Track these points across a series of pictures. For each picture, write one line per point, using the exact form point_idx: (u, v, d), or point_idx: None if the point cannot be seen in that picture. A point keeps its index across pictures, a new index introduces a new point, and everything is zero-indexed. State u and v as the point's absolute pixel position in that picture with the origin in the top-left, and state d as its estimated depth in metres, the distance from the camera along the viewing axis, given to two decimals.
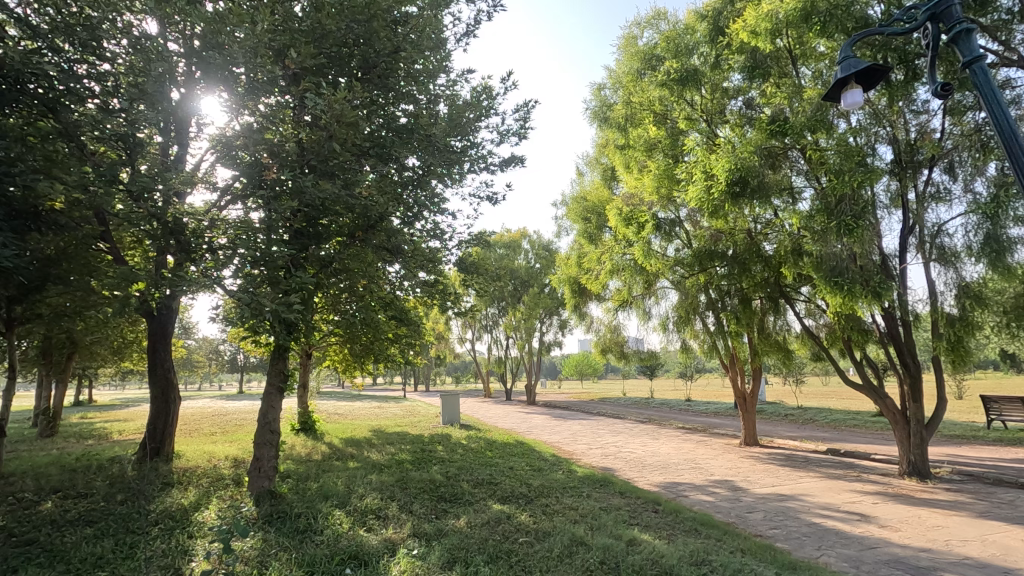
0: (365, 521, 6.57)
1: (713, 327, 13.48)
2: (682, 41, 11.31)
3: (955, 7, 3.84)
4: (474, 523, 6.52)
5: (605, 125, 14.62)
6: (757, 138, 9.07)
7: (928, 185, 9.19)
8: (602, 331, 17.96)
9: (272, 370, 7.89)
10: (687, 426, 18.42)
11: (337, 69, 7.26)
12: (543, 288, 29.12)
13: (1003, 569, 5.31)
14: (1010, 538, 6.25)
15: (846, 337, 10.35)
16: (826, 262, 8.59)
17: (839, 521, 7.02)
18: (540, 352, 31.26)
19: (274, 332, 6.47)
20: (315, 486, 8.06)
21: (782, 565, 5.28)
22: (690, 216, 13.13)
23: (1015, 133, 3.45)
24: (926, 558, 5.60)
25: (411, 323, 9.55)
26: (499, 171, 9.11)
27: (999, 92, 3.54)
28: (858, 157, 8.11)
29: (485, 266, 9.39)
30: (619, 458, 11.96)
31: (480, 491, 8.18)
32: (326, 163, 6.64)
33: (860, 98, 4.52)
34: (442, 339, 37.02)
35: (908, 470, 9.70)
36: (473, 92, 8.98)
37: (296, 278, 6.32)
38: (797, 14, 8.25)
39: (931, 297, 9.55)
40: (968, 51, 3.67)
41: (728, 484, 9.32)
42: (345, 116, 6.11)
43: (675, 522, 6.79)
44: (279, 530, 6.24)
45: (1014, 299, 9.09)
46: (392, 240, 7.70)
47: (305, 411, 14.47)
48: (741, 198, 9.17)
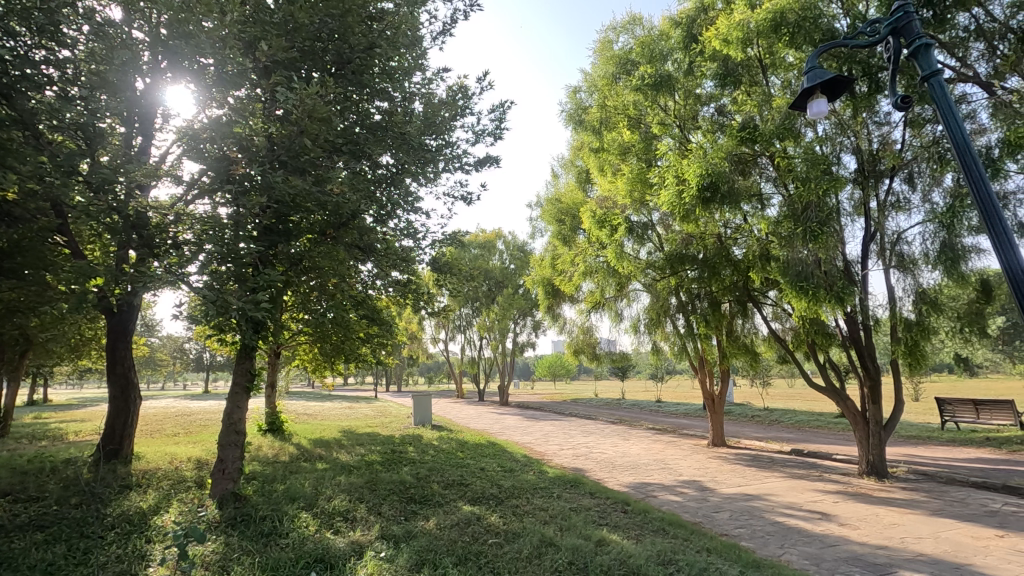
0: (332, 523, 6.46)
1: (683, 330, 13.57)
2: (656, 47, 11.39)
3: (915, 22, 3.98)
4: (444, 524, 6.47)
5: (580, 128, 14.72)
6: (727, 144, 9.26)
7: (889, 195, 9.51)
8: (575, 332, 18.07)
9: (238, 370, 7.67)
10: (657, 427, 18.78)
11: (310, 64, 7.05)
12: (517, 289, 29.19)
13: (955, 564, 5.52)
14: (961, 535, 6.50)
15: (810, 339, 10.69)
16: (792, 268, 8.81)
17: (801, 519, 7.20)
18: (513, 353, 31.28)
19: (239, 331, 6.31)
20: (282, 488, 7.89)
21: (746, 564, 5.37)
22: (662, 220, 13.31)
23: (970, 147, 3.58)
24: (883, 555, 5.78)
25: (382, 323, 9.44)
26: (474, 171, 9.05)
27: (955, 106, 3.67)
28: (824, 165, 8.34)
29: (458, 266, 9.33)
30: (590, 458, 12.06)
31: (450, 492, 8.13)
32: (297, 158, 6.50)
33: (825, 108, 4.60)
34: (414, 339, 36.72)
35: (867, 469, 10.02)
36: (449, 91, 8.92)
37: (264, 276, 6.21)
38: (768, 24, 8.44)
39: (890, 303, 9.88)
40: (927, 66, 3.80)
41: (697, 485, 9.48)
42: (317, 111, 6.01)
43: (643, 522, 6.86)
44: (242, 534, 6.08)
45: (967, 305, 9.53)
46: (365, 239, 7.62)
47: (273, 411, 14.19)
48: (712, 203, 9.28)
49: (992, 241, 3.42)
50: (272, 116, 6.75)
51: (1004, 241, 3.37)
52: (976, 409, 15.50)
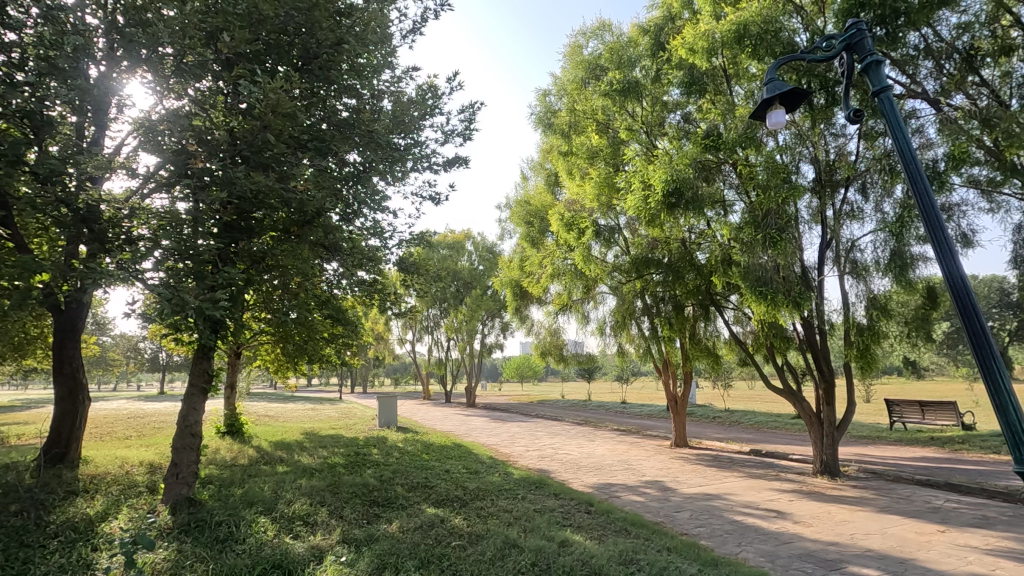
0: (292, 528, 6.33)
1: (648, 332, 13.85)
2: (625, 54, 11.65)
3: (867, 39, 4.13)
4: (407, 527, 6.41)
5: (549, 131, 14.82)
6: (692, 151, 9.48)
7: (844, 204, 9.86)
8: (542, 334, 18.16)
9: (195, 371, 7.43)
10: (622, 428, 19.11)
11: (275, 57, 6.90)
12: (486, 290, 29.16)
13: (900, 559, 5.76)
14: (905, 531, 6.80)
15: (769, 343, 11.04)
16: (752, 273, 9.06)
17: (757, 518, 7.41)
18: (481, 355, 31.19)
19: (197, 331, 6.12)
20: (239, 492, 7.67)
21: (705, 562, 5.49)
22: (629, 224, 13.43)
23: (915, 159, 3.74)
24: (833, 551, 5.99)
25: (347, 323, 9.29)
26: (443, 172, 8.98)
27: (904, 120, 3.84)
28: (783, 173, 8.64)
29: (426, 267, 9.26)
30: (555, 460, 12.11)
31: (414, 495, 8.06)
32: (260, 154, 6.32)
33: (783, 119, 4.74)
34: (381, 339, 36.29)
35: (820, 468, 10.38)
36: (418, 90, 8.86)
37: (224, 273, 6.04)
38: (731, 35, 8.67)
39: (844, 308, 10.26)
40: (877, 81, 3.96)
41: (659, 485, 9.66)
42: (281, 106, 5.84)
43: (607, 522, 6.95)
44: (197, 540, 5.89)
45: (915, 311, 10.00)
46: (330, 237, 7.40)
47: (232, 413, 13.78)
48: (676, 209, 9.50)
49: (935, 251, 3.58)
50: (234, 109, 6.55)
51: (946, 251, 3.52)
52: (922, 410, 16.25)
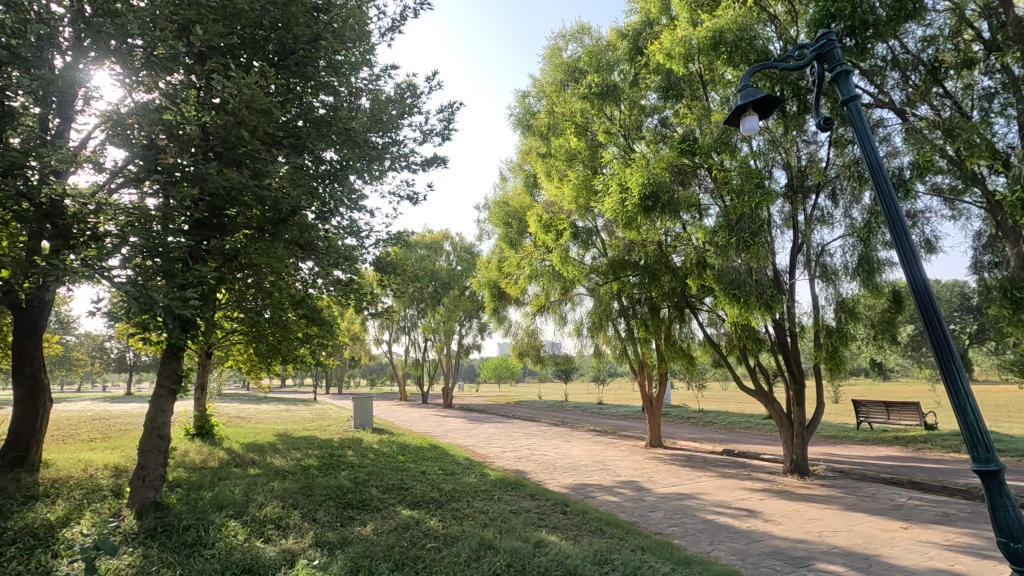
0: (263, 531, 6.21)
1: (624, 334, 13.99)
2: (603, 57, 11.63)
3: (837, 50, 4.26)
4: (381, 529, 6.35)
5: (528, 133, 14.86)
6: (669, 155, 9.60)
7: (815, 209, 10.09)
8: (520, 334, 18.18)
9: (163, 372, 7.18)
10: (598, 428, 19.23)
11: (250, 52, 6.69)
12: (464, 291, 29.10)
13: (865, 555, 5.92)
14: (871, 528, 6.99)
15: (742, 344, 11.25)
16: (726, 276, 9.22)
17: (729, 516, 7.53)
18: (459, 355, 31.09)
19: (166, 330, 5.96)
20: (209, 495, 7.50)
21: (677, 561, 5.56)
22: (606, 226, 13.49)
23: (881, 167, 3.86)
24: (802, 549, 6.13)
25: (322, 324, 9.15)
26: (421, 171, 8.93)
27: (871, 128, 3.95)
28: (757, 179, 8.81)
29: (403, 267, 9.19)
30: (531, 461, 12.12)
31: (390, 496, 7.98)
32: (233, 150, 6.19)
33: (756, 126, 4.83)
34: (357, 340, 35.92)
35: (790, 467, 10.60)
36: (397, 88, 8.79)
37: (195, 272, 5.90)
38: (707, 42, 8.80)
39: (814, 311, 10.52)
40: (846, 91, 4.07)
41: (634, 484, 9.76)
42: (256, 102, 5.73)
43: (582, 522, 7.00)
44: (163, 545, 5.74)
45: (881, 314, 10.29)
46: (305, 236, 7.26)
47: (201, 414, 13.46)
48: (652, 212, 9.59)
49: (901, 257, 3.69)
50: (207, 104, 6.41)
51: (910, 256, 3.63)
52: (887, 410, 16.75)
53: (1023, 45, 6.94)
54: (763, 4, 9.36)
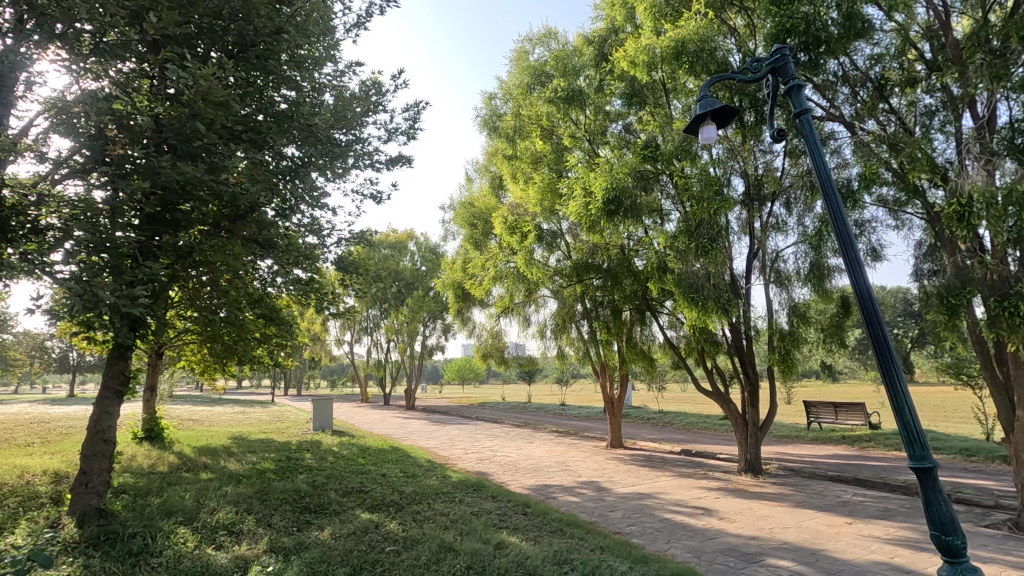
0: (214, 538, 6.00)
1: (587, 336, 14.18)
2: (570, 62, 11.91)
3: (790, 64, 4.44)
4: (339, 534, 6.23)
5: (494, 134, 14.87)
6: (632, 161, 9.78)
7: (770, 217, 10.45)
8: (484, 336, 18.16)
9: (108, 373, 6.87)
10: (561, 430, 19.35)
11: (208, 42, 6.61)
12: (428, 291, 28.89)
13: (813, 550, 6.17)
14: (818, 523, 7.29)
15: (699, 347, 11.56)
16: (685, 280, 9.44)
17: (686, 515, 7.72)
18: (422, 356, 30.81)
19: (113, 329, 5.71)
20: (157, 501, 7.21)
21: (635, 559, 5.66)
22: (571, 229, 13.60)
23: (829, 177, 4.03)
24: (754, 545, 6.33)
25: (281, 324, 8.91)
26: (385, 170, 8.80)
27: (821, 140, 4.13)
28: (716, 186, 9.08)
29: (365, 267, 9.05)
30: (494, 462, 12.12)
31: (348, 500, 7.84)
32: (188, 143, 5.98)
33: (714, 135, 4.94)
34: (318, 340, 35.12)
35: (744, 466, 10.93)
36: (362, 85, 8.66)
37: (145, 269, 5.66)
38: (670, 51, 9.01)
39: (769, 315, 10.90)
40: (798, 104, 4.24)
41: (594, 485, 9.90)
42: (213, 94, 5.57)
43: (543, 523, 7.03)
44: (106, 555, 5.48)
45: (830, 318, 10.71)
46: (264, 233, 7.05)
47: (150, 417, 12.90)
48: (615, 216, 9.74)
49: (846, 264, 3.86)
50: (161, 95, 6.20)
51: (855, 264, 3.80)
52: (835, 411, 17.48)
53: (960, 67, 7.36)
54: (723, 16, 9.65)
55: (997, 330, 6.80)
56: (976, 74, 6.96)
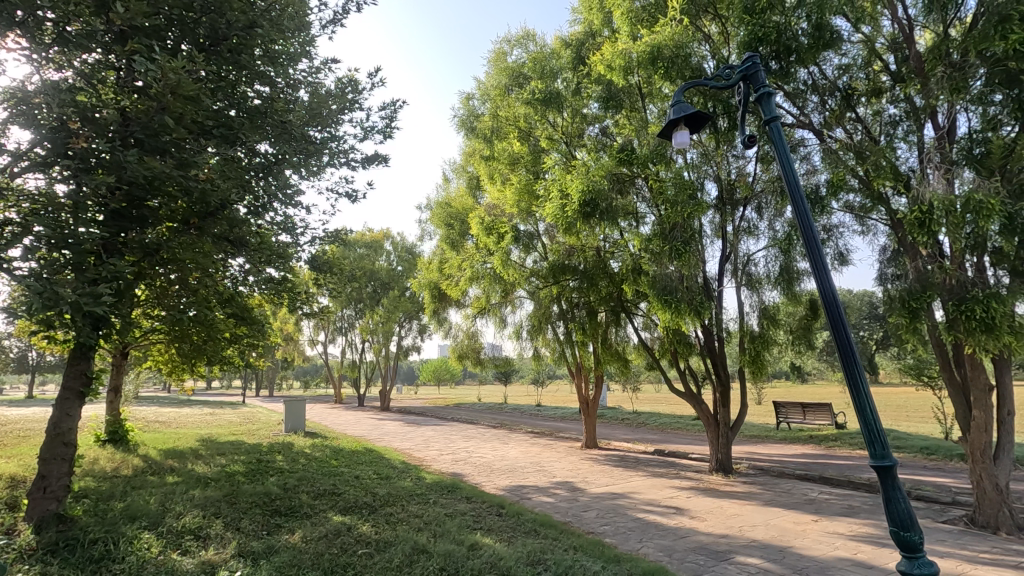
0: (180, 543, 5.86)
1: (563, 337, 14.25)
2: (548, 65, 11.97)
3: (761, 72, 4.55)
4: (310, 537, 6.14)
5: (472, 135, 14.85)
6: (609, 164, 9.85)
7: (742, 221, 10.66)
8: (460, 336, 18.08)
9: (70, 373, 6.63)
10: (536, 430, 19.41)
11: (178, 33, 6.43)
12: (404, 291, 28.66)
13: (780, 547, 6.30)
14: (785, 521, 7.47)
15: (673, 348, 11.71)
16: (659, 282, 9.57)
17: (658, 514, 7.82)
18: (397, 357, 30.56)
19: (74, 328, 5.52)
20: (121, 506, 7.00)
21: (608, 559, 5.71)
22: (548, 230, 13.64)
23: (797, 183, 4.13)
24: (723, 543, 6.45)
25: (252, 324, 8.73)
26: (361, 168, 8.70)
27: (790, 147, 4.23)
28: (689, 190, 9.22)
29: (340, 266, 8.94)
30: (469, 463, 12.09)
31: (320, 502, 7.72)
32: (156, 138, 5.82)
33: (687, 140, 5.01)
34: (290, 341, 34.57)
35: (715, 466, 11.11)
36: (338, 83, 8.56)
37: (110, 266, 5.50)
38: (646, 56, 9.12)
39: (740, 317, 11.13)
40: (768, 111, 4.34)
41: (568, 485, 9.95)
42: (183, 88, 5.44)
43: (516, 524, 7.04)
44: (65, 562, 5.30)
45: (799, 321, 10.97)
46: (236, 231, 6.89)
47: (114, 419, 12.50)
48: (591, 218, 9.83)
49: (813, 268, 3.96)
50: (128, 87, 6.02)
51: (821, 268, 3.91)
52: (803, 411, 17.93)
53: (923, 78, 7.63)
54: (698, 23, 9.81)
55: (955, 333, 7.06)
56: (937, 86, 7.23)
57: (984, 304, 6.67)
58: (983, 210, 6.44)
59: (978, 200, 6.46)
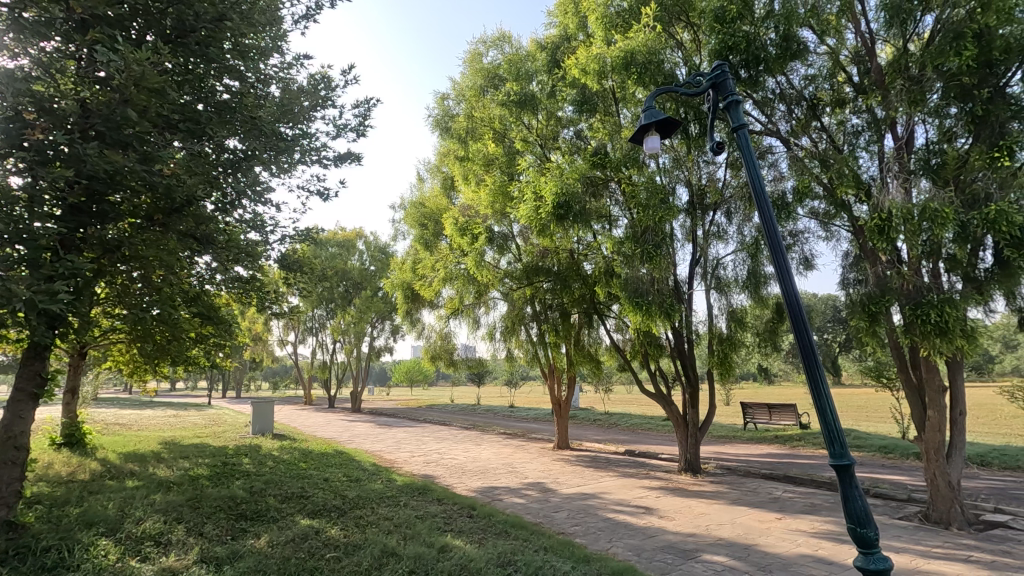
0: (140, 549, 5.68)
1: (536, 338, 14.31)
2: (523, 67, 12.03)
3: (729, 81, 4.67)
4: (276, 541, 6.02)
5: (446, 135, 14.79)
6: (582, 167, 9.93)
7: (712, 225, 10.85)
8: (433, 337, 17.95)
9: (23, 374, 6.38)
10: (508, 431, 19.41)
11: (143, 24, 6.25)
12: (376, 292, 28.34)
13: (746, 545, 6.44)
14: (751, 519, 7.64)
15: (644, 350, 11.86)
16: (631, 285, 9.68)
17: (628, 514, 7.90)
18: (369, 358, 30.21)
19: (29, 327, 5.31)
20: (76, 512, 6.73)
21: (578, 559, 5.75)
22: (522, 232, 13.65)
23: (763, 189, 4.24)
24: (691, 542, 6.56)
25: (219, 323, 8.51)
26: (333, 167, 8.59)
27: (756, 154, 4.34)
28: (661, 194, 9.35)
29: (310, 266, 8.80)
30: (440, 465, 12.03)
31: (287, 506, 7.58)
32: (118, 130, 5.63)
33: (657, 145, 5.08)
34: (259, 341, 33.86)
35: (684, 466, 11.28)
36: (310, 79, 8.43)
37: (67, 263, 5.30)
38: (619, 61, 9.24)
39: (709, 320, 11.35)
40: (736, 119, 4.44)
41: (540, 486, 9.97)
42: (147, 80, 5.28)
43: (487, 525, 7.02)
44: (14, 571, 5.07)
45: (766, 324, 11.23)
46: (203, 228, 6.71)
47: (70, 422, 12.01)
48: (565, 220, 9.88)
49: (778, 274, 4.06)
50: (89, 77, 5.81)
51: (785, 273, 4.02)
52: (769, 411, 18.36)
53: (883, 91, 7.91)
54: (671, 30, 9.98)
55: (912, 336, 7.34)
56: (897, 98, 7.52)
57: (938, 309, 6.95)
58: (939, 219, 6.71)
59: (934, 209, 6.73)
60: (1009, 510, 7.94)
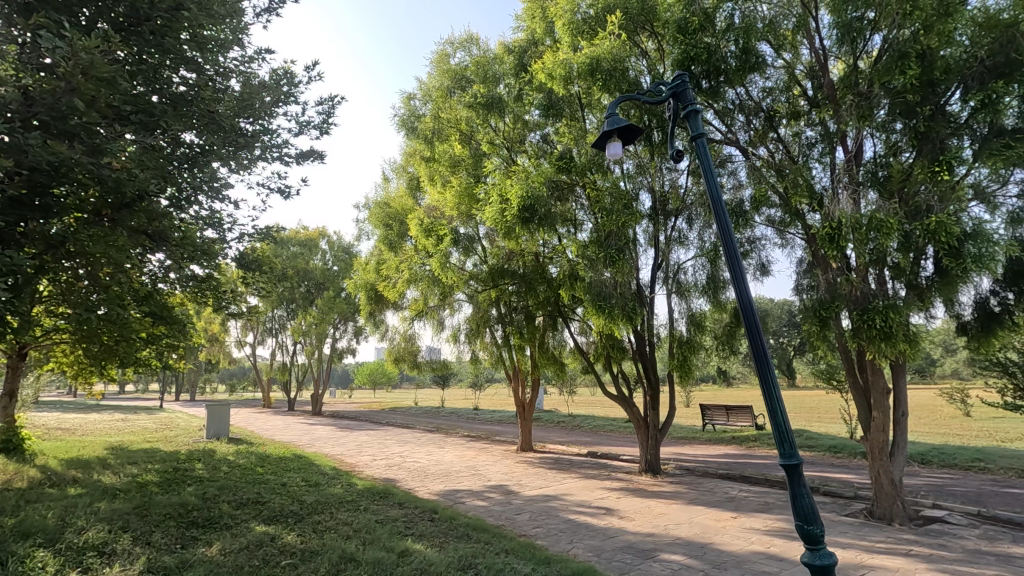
0: (81, 560, 5.41)
1: (500, 340, 14.34)
2: (490, 69, 12.09)
3: (689, 91, 4.80)
4: (229, 549, 5.83)
5: (412, 135, 14.66)
6: (548, 171, 10.04)
7: (674, 231, 11.08)
8: (397, 339, 17.74)
9: None
10: (473, 434, 19.35)
11: (93, 11, 6.00)
12: (339, 292, 27.83)
13: (701, 544, 6.60)
14: (708, 519, 7.82)
15: (607, 353, 12.01)
16: (594, 288, 9.76)
17: (589, 515, 7.98)
18: (331, 360, 29.61)
19: None
20: (11, 522, 6.35)
21: (538, 560, 5.77)
22: (488, 234, 13.61)
23: (719, 196, 4.35)
24: (650, 541, 6.67)
25: (172, 324, 8.22)
26: (295, 164, 8.42)
27: (713, 162, 4.46)
28: (625, 200, 9.52)
29: (270, 265, 8.58)
30: (403, 468, 11.89)
31: (242, 512, 7.35)
32: (64, 121, 5.38)
33: (619, 151, 5.15)
34: (215, 342, 32.76)
35: (644, 467, 11.47)
36: (272, 74, 8.25)
37: (7, 258, 5.00)
38: (585, 67, 9.36)
39: (670, 323, 11.60)
40: (695, 127, 4.56)
41: (502, 488, 9.97)
42: (96, 70, 5.05)
43: (448, 529, 6.96)
44: None
45: (724, 327, 11.53)
46: (156, 225, 6.46)
47: (8, 427, 11.33)
48: (530, 224, 9.94)
49: (733, 280, 4.17)
50: (33, 64, 5.54)
51: (740, 279, 4.13)
52: (727, 413, 18.83)
53: (835, 105, 8.26)
54: (636, 39, 10.17)
55: (859, 340, 7.67)
56: (847, 112, 7.88)
57: (884, 314, 7.27)
58: (884, 228, 7.04)
59: (879, 219, 7.07)
60: (946, 505, 8.39)
